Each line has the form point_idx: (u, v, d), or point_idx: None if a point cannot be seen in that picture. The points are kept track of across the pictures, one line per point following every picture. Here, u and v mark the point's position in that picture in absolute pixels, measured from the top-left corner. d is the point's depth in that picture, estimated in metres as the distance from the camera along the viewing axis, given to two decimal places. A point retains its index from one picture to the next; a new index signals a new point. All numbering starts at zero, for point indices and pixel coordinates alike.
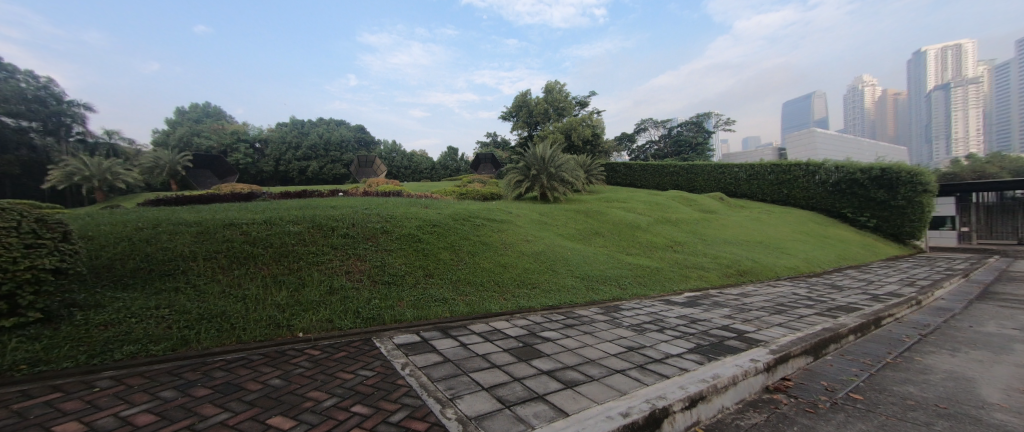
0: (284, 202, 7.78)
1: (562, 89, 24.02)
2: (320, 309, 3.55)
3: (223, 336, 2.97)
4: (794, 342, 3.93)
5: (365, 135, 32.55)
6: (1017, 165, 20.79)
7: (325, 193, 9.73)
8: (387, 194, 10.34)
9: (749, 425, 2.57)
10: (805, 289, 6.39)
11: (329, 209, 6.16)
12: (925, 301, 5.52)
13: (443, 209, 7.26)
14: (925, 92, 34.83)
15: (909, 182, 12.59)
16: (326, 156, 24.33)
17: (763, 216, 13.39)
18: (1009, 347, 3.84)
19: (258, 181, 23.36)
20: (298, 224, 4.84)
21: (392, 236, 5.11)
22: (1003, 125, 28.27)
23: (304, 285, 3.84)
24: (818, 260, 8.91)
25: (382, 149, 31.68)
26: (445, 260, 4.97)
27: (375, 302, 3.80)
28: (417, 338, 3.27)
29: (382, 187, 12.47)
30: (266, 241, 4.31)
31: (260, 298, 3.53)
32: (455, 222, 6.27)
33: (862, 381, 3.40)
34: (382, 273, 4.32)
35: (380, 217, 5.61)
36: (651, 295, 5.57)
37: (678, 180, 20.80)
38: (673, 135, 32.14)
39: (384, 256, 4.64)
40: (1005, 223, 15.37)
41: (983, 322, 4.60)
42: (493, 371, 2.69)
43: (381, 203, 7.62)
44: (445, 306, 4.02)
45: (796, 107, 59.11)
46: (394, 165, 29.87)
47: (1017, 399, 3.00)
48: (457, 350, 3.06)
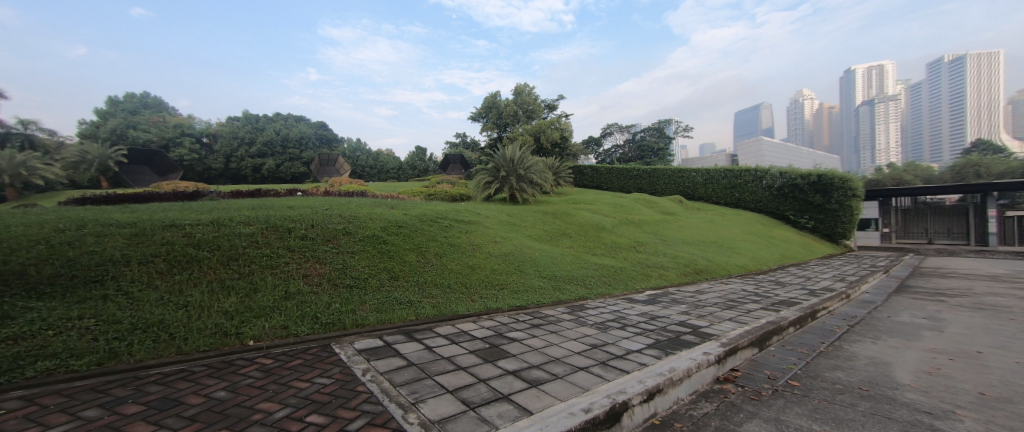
0: (236, 201, 7.38)
1: (532, 91, 24.43)
2: (273, 315, 3.46)
3: (159, 348, 2.84)
4: (741, 335, 4.24)
5: (327, 132, 31.46)
6: (928, 173, 23.39)
7: (282, 192, 9.34)
8: (351, 195, 10.11)
9: (700, 414, 2.77)
10: (752, 286, 6.89)
11: (287, 209, 5.93)
12: (854, 295, 6.11)
13: (411, 210, 7.20)
14: (854, 106, 38.48)
15: (841, 187, 13.88)
16: (284, 153, 23.34)
17: (717, 218, 14.21)
18: (918, 334, 4.36)
19: (206, 180, 21.93)
20: (250, 225, 4.66)
21: (355, 238, 5.03)
22: (917, 138, 31.91)
23: (257, 290, 3.72)
24: (764, 258, 9.64)
25: (345, 148, 30.76)
26: (411, 261, 4.95)
27: (336, 306, 3.75)
28: (380, 342, 3.26)
29: (346, 186, 12.15)
30: (212, 243, 4.11)
31: (205, 305, 3.39)
32: (422, 223, 6.24)
33: (799, 369, 3.73)
34: (344, 276, 4.26)
35: (343, 218, 5.51)
36: (615, 294, 5.80)
37: (641, 183, 21.57)
38: (636, 140, 33.34)
39: (346, 258, 4.56)
40: (918, 224, 17.22)
41: (899, 312, 5.16)
42: (458, 373, 2.74)
43: (345, 203, 7.45)
44: (411, 309, 4.02)
45: (746, 117, 63.22)
46: (359, 164, 29.05)
47: (924, 380, 3.40)
48: (422, 353, 3.09)
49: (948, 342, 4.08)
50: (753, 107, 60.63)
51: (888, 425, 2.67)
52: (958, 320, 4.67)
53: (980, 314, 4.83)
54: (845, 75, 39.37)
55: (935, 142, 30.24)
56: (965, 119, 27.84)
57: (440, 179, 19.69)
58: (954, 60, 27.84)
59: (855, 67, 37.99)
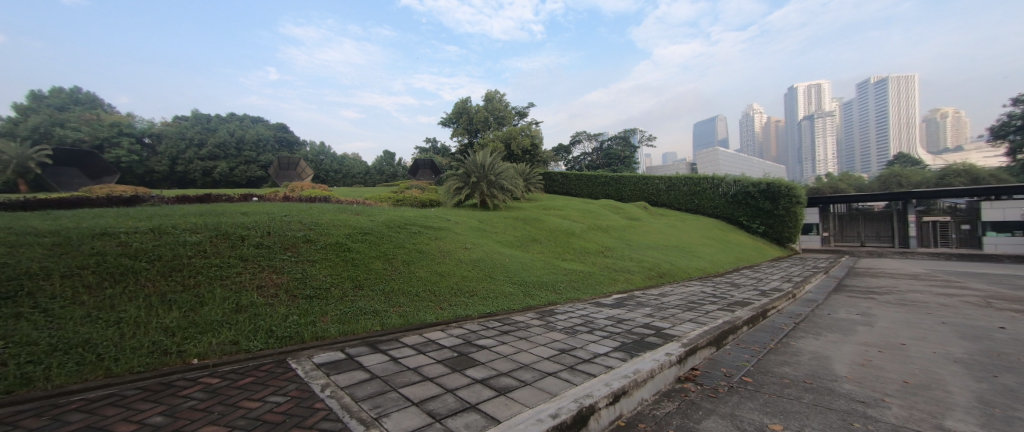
0: (183, 208, 6.95)
1: (502, 98, 24.72)
2: (221, 330, 3.33)
3: (84, 371, 2.65)
4: (701, 335, 4.48)
5: (288, 134, 30.26)
6: (862, 183, 25.58)
7: (235, 198, 8.93)
8: (314, 200, 9.83)
9: (662, 413, 2.92)
10: (711, 287, 7.28)
11: (240, 215, 5.69)
12: (799, 294, 6.60)
13: (378, 216, 7.08)
14: (797, 121, 41.64)
15: (787, 195, 15.24)
16: (239, 156, 22.44)
17: (679, 223, 14.88)
18: (853, 329, 4.79)
19: (147, 184, 20.27)
20: (197, 233, 4.43)
21: (316, 245, 4.92)
22: (849, 151, 35.05)
23: (204, 303, 3.55)
24: (721, 261, 10.22)
25: (307, 151, 29.73)
26: (377, 269, 4.89)
27: (294, 319, 3.66)
28: (342, 355, 3.21)
29: (308, 191, 11.76)
30: (153, 252, 3.86)
31: (142, 321, 3.19)
32: (389, 230, 6.17)
33: (751, 365, 4.00)
34: (303, 287, 4.14)
35: (303, 224, 5.37)
36: (584, 299, 5.98)
37: (609, 190, 22.16)
38: (604, 148, 34.30)
39: (306, 267, 4.45)
40: (852, 229, 18.63)
41: (838, 309, 5.64)
42: (424, 384, 2.75)
43: (306, 209, 7.26)
44: (376, 319, 3.99)
45: (703, 129, 66.85)
46: (322, 168, 28.13)
47: (858, 371, 3.73)
48: (386, 365, 3.07)
49: (877, 335, 4.51)
50: (709, 120, 64.25)
51: (828, 414, 2.91)
52: (886, 315, 5.18)
53: (904, 310, 5.37)
54: (789, 92, 42.60)
55: (865, 155, 33.34)
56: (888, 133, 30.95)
57: (409, 184, 19.42)
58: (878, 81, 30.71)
59: (797, 85, 41.18)
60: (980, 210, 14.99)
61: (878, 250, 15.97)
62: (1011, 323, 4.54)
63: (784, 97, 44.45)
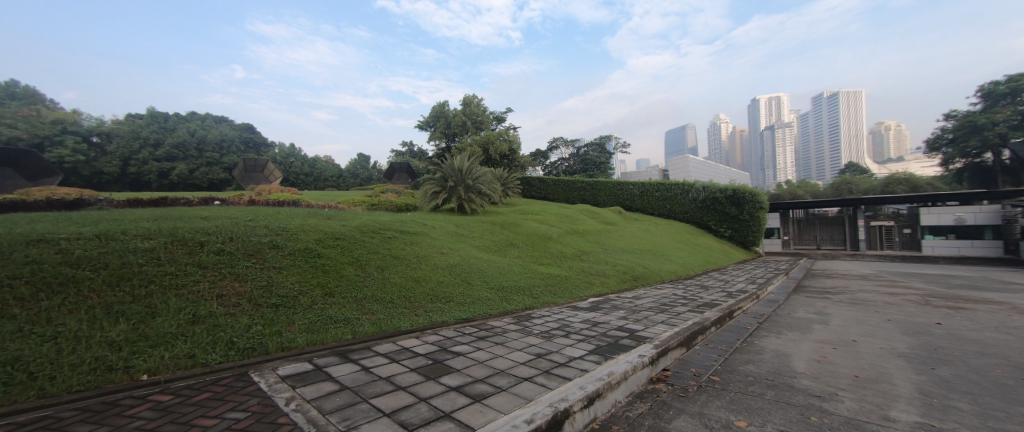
0: (136, 212, 6.57)
1: (480, 103, 24.80)
2: (176, 343, 3.13)
3: (11, 392, 2.37)
4: (672, 336, 4.64)
5: (254, 135, 29.13)
6: (819, 190, 27.15)
7: (195, 201, 8.57)
8: (283, 204, 9.54)
9: (636, 415, 3.02)
10: (682, 290, 7.54)
11: (198, 220, 5.45)
12: (762, 295, 6.94)
13: (351, 221, 6.96)
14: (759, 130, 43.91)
15: (751, 200, 16.07)
16: (199, 158, 21.57)
17: (652, 227, 15.31)
18: (810, 327, 5.09)
19: (94, 186, 18.83)
20: (150, 239, 4.20)
21: (283, 251, 4.79)
22: (806, 160, 37.32)
23: (157, 314, 3.34)
24: (691, 264, 10.60)
25: (276, 153, 28.71)
26: (349, 276, 4.81)
27: (257, 329, 3.52)
28: (310, 366, 3.15)
29: (276, 195, 11.40)
30: (97, 261, 3.61)
31: (83, 335, 2.94)
32: (363, 235, 6.08)
33: (720, 365, 4.18)
34: (269, 295, 4.01)
35: (269, 230, 5.23)
36: (560, 302, 6.08)
37: (585, 195, 22.51)
38: (580, 154, 34.90)
39: (272, 274, 4.32)
40: (809, 234, 19.58)
41: (797, 309, 5.96)
42: (397, 394, 2.75)
43: (273, 213, 7.07)
44: (347, 327, 3.93)
45: (674, 137, 69.24)
46: (292, 171, 27.28)
47: (815, 367, 3.97)
48: (357, 375, 3.04)
49: (832, 333, 4.81)
50: (679, 128, 66.61)
51: (789, 410, 3.08)
52: (839, 314, 5.51)
53: (855, 308, 5.75)
54: (752, 103, 44.98)
55: (820, 163, 35.56)
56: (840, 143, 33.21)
57: (384, 188, 19.08)
58: (831, 95, 33.12)
59: (759, 96, 43.55)
60: (918, 216, 16.63)
61: (833, 253, 16.99)
62: (946, 319, 4.95)
63: (747, 108, 46.71)
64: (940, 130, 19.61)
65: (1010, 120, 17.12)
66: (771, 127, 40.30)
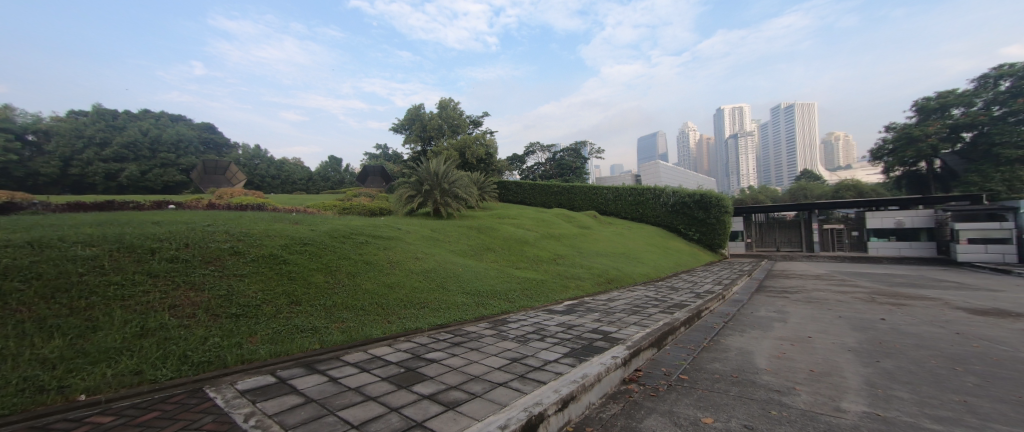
0: (79, 217, 6.15)
1: (456, 107, 24.82)
2: (120, 359, 2.91)
3: None
4: (644, 337, 4.79)
5: (216, 136, 27.83)
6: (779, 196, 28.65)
7: (148, 205, 8.15)
8: (245, 208, 9.23)
9: (608, 416, 3.11)
10: (653, 291, 7.77)
11: (151, 225, 5.21)
12: (727, 295, 7.27)
13: (321, 226, 6.80)
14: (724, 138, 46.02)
15: (718, 205, 16.79)
16: (152, 159, 20.60)
17: (626, 231, 15.69)
18: (770, 325, 5.38)
19: (29, 189, 17.30)
20: (93, 247, 3.97)
21: (245, 258, 4.63)
22: (766, 167, 39.34)
23: (98, 328, 3.13)
24: (663, 267, 10.95)
25: (240, 155, 27.54)
26: (317, 283, 4.70)
27: (214, 341, 3.34)
28: (272, 379, 2.99)
29: (238, 198, 10.97)
30: (30, 271, 3.36)
31: (11, 354, 2.69)
32: (333, 240, 5.97)
33: (688, 364, 4.35)
34: (228, 305, 3.84)
35: (230, 235, 5.07)
36: (536, 306, 6.16)
37: (561, 199, 22.80)
38: (556, 159, 35.37)
39: (232, 283, 4.14)
40: (769, 236, 20.63)
41: (758, 308, 6.27)
42: (366, 405, 2.69)
43: (234, 218, 6.82)
44: (314, 337, 3.81)
45: (645, 144, 71.43)
46: (257, 173, 26.26)
47: (775, 363, 4.20)
48: (324, 387, 2.93)
49: (790, 330, 5.10)
50: (650, 135, 68.89)
51: (751, 405, 3.26)
52: (796, 312, 5.85)
53: (811, 306, 6.13)
54: (717, 113, 47.13)
55: (778, 171, 37.59)
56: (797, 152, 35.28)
57: (356, 192, 18.65)
58: (788, 106, 35.24)
59: (724, 106, 45.72)
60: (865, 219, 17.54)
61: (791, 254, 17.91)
62: (889, 314, 5.35)
63: (713, 117, 48.83)
64: (882, 140, 21.02)
65: (941, 133, 18.58)
66: (736, 135, 42.16)
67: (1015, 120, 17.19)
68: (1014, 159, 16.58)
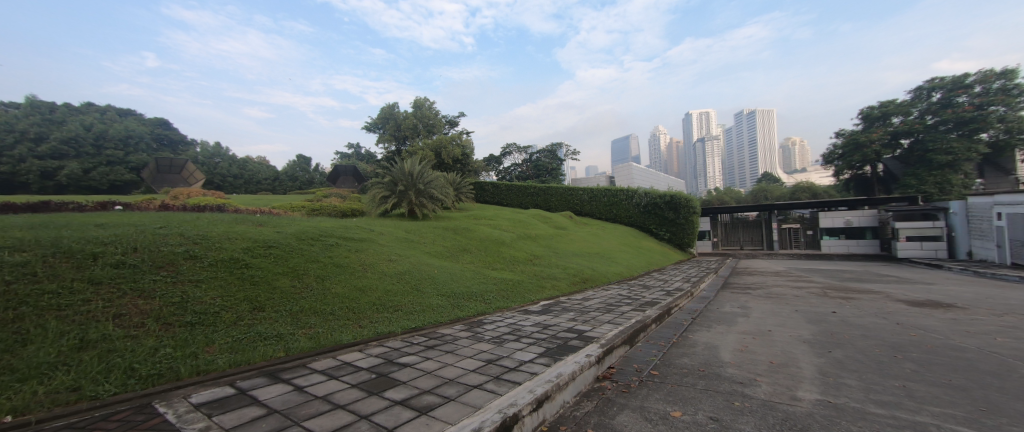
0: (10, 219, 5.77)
1: (432, 107, 24.67)
2: (55, 375, 2.66)
3: None
4: (616, 335, 4.94)
5: (171, 132, 26.45)
6: (743, 197, 29.99)
7: (93, 206, 7.72)
8: (203, 210, 8.83)
9: (582, 414, 3.20)
10: (626, 290, 7.99)
11: (93, 229, 4.88)
12: (695, 292, 7.59)
13: (288, 227, 6.63)
14: (692, 142, 47.76)
15: (687, 206, 17.50)
16: (96, 156, 19.40)
17: (601, 232, 16.01)
18: (733, 320, 5.67)
19: None
20: (24, 252, 3.68)
21: (202, 262, 4.44)
22: (730, 170, 41.11)
23: (29, 342, 2.86)
24: (635, 266, 11.27)
25: (197, 153, 26.30)
26: (283, 287, 4.56)
27: (166, 352, 3.13)
28: (231, 390, 2.82)
29: (196, 199, 10.46)
30: None
31: None
32: (301, 243, 5.83)
33: (658, 359, 4.53)
34: (183, 313, 3.64)
35: (185, 239, 4.86)
36: (512, 307, 6.23)
37: (537, 200, 22.97)
38: (533, 160, 35.66)
39: (187, 289, 3.94)
40: (734, 236, 21.50)
41: (724, 304, 6.58)
42: (335, 413, 2.60)
43: (189, 220, 6.52)
44: (280, 344, 3.67)
45: (618, 147, 73.14)
46: (218, 172, 25.10)
47: (738, 356, 4.43)
48: (288, 396, 2.80)
49: (751, 324, 5.39)
50: (623, 138, 70.60)
51: (716, 398, 3.42)
52: (758, 307, 6.18)
53: (771, 301, 6.48)
54: (686, 117, 48.90)
55: (742, 173, 39.37)
56: (758, 156, 37.10)
57: (325, 192, 18.18)
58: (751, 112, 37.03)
59: (692, 112, 47.51)
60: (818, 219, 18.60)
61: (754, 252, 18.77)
62: (839, 307, 5.75)
63: (682, 121, 50.55)
64: (832, 145, 22.38)
65: (883, 139, 19.94)
66: (702, 139, 43.85)
67: (946, 128, 18.54)
68: (944, 163, 17.90)
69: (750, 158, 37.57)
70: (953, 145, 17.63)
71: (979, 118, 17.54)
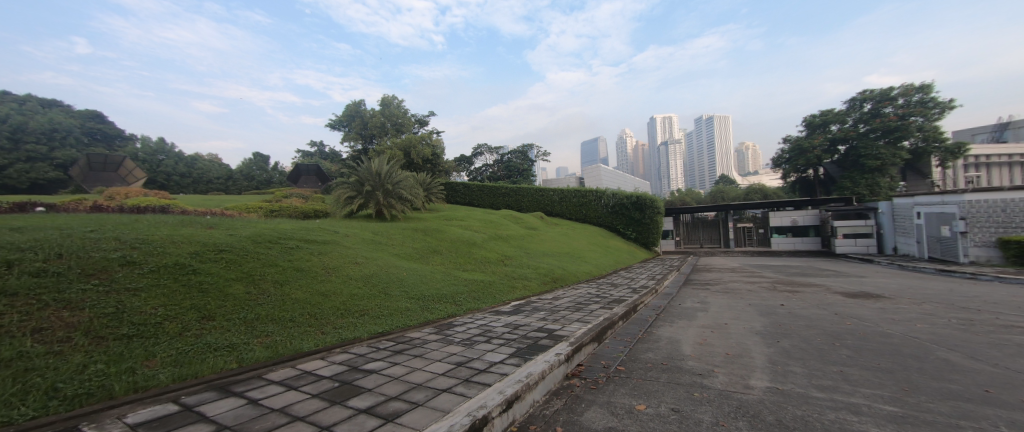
0: None
1: (400, 105, 24.30)
2: None
3: None
4: (585, 333, 5.08)
5: (107, 127, 24.56)
6: (703, 198, 31.38)
7: (16, 207, 7.09)
8: (143, 212, 8.27)
9: (550, 412, 3.28)
10: (595, 288, 8.21)
11: (9, 233, 4.45)
12: (660, 290, 7.91)
13: (241, 230, 6.36)
14: (656, 144, 49.47)
15: (652, 206, 18.23)
16: (14, 152, 17.71)
17: (571, 232, 16.30)
18: (694, 315, 5.96)
19: None
20: None
21: (141, 269, 4.19)
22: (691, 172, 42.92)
23: None
24: (604, 265, 11.57)
25: (137, 149, 24.51)
26: (236, 294, 4.38)
27: (97, 369, 2.88)
28: (177, 406, 2.65)
29: (135, 199, 9.79)
30: None
31: None
32: (257, 247, 5.61)
33: (624, 355, 4.71)
34: (118, 325, 3.39)
35: (121, 243, 4.58)
36: (483, 308, 6.26)
37: (508, 201, 23.05)
38: (504, 161, 35.78)
39: (123, 299, 3.68)
40: (697, 235, 22.42)
41: (686, 300, 6.91)
42: (294, 426, 2.53)
43: (125, 222, 6.09)
44: (234, 355, 3.52)
45: (586, 149, 74.64)
46: (162, 171, 23.50)
47: (698, 349, 4.68)
48: (241, 410, 2.67)
49: (711, 318, 5.70)
50: (591, 141, 72.19)
51: (678, 390, 3.60)
52: (716, 302, 6.53)
53: (728, 296, 6.85)
54: (650, 121, 50.65)
55: (701, 175, 41.19)
56: (716, 159, 38.96)
57: (285, 193, 17.47)
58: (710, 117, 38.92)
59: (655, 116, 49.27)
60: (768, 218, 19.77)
61: (714, 250, 19.68)
62: (787, 300, 6.17)
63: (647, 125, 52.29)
64: (780, 150, 23.85)
65: (823, 145, 21.41)
66: (665, 142, 45.55)
67: (875, 136, 20.16)
68: (874, 167, 19.46)
69: (710, 161, 39.36)
70: (881, 151, 19.23)
71: (902, 127, 19.24)
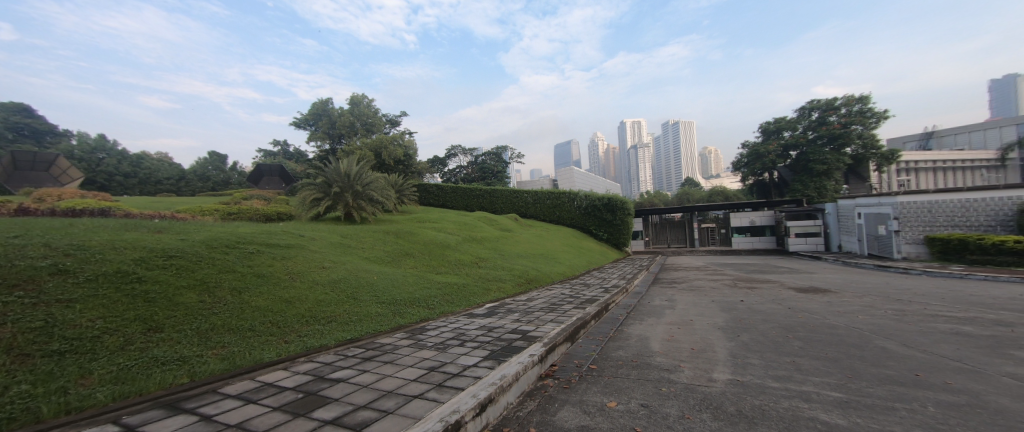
0: None
1: (370, 104, 23.84)
2: None
3: None
4: (559, 334, 5.17)
5: (39, 123, 22.60)
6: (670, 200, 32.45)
7: None
8: (79, 215, 7.70)
9: (524, 414, 3.33)
10: (569, 289, 8.34)
11: None
12: (631, 289, 8.14)
13: (196, 234, 6.07)
14: (625, 148, 50.75)
15: (622, 208, 18.79)
16: None
17: (544, 233, 16.50)
18: (661, 312, 6.18)
19: None
20: None
21: (76, 279, 3.91)
22: (659, 175, 44.25)
23: None
24: (577, 265, 11.78)
25: (75, 147, 22.71)
26: (187, 304, 4.18)
27: (21, 389, 2.67)
28: (123, 426, 2.51)
29: (72, 199, 9.57)
30: None
31: None
32: (214, 253, 5.37)
33: (596, 354, 4.82)
34: (48, 340, 3.15)
35: (51, 251, 4.26)
36: (457, 311, 6.25)
37: (482, 202, 23.02)
38: (478, 162, 35.68)
39: (54, 312, 3.43)
40: (665, 236, 23.12)
41: (655, 298, 7.15)
42: None
43: (58, 227, 5.66)
44: (183, 368, 3.36)
45: (559, 152, 75.57)
46: (102, 170, 21.84)
47: (666, 345, 4.86)
48: (193, 428, 2.56)
49: (678, 315, 5.92)
50: (563, 144, 73.19)
51: (647, 386, 3.73)
52: (682, 299, 6.79)
53: (694, 294, 7.14)
54: (620, 125, 51.94)
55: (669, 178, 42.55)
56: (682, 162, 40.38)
57: (246, 194, 16.73)
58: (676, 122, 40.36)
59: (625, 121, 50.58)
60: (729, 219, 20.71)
61: (681, 250, 20.37)
62: (747, 296, 6.51)
63: (617, 129, 53.56)
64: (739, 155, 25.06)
65: (777, 151, 22.63)
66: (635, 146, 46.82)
67: (822, 142, 21.60)
68: (821, 172, 20.78)
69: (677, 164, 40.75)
70: (827, 157, 20.55)
71: (844, 135, 20.70)
